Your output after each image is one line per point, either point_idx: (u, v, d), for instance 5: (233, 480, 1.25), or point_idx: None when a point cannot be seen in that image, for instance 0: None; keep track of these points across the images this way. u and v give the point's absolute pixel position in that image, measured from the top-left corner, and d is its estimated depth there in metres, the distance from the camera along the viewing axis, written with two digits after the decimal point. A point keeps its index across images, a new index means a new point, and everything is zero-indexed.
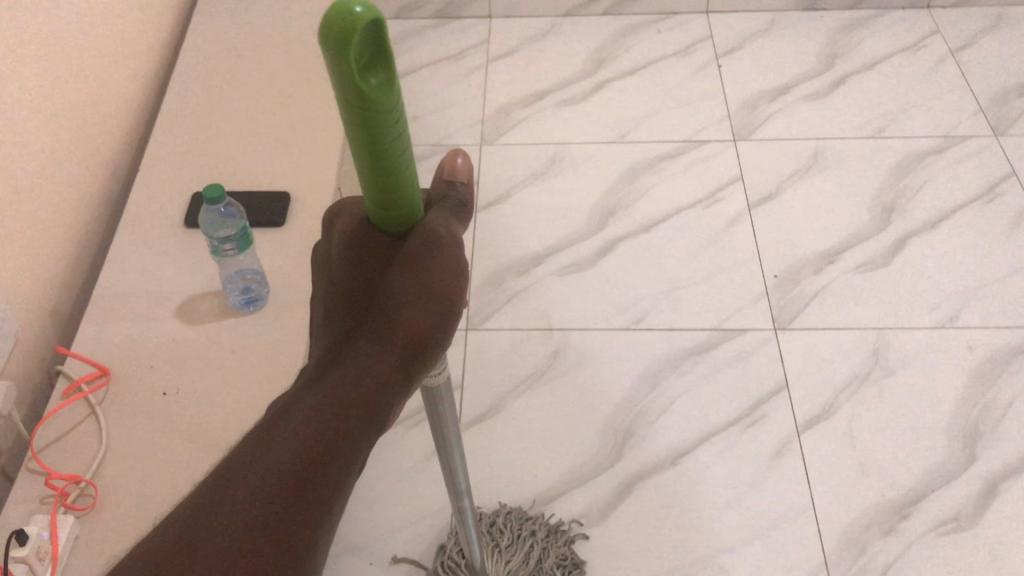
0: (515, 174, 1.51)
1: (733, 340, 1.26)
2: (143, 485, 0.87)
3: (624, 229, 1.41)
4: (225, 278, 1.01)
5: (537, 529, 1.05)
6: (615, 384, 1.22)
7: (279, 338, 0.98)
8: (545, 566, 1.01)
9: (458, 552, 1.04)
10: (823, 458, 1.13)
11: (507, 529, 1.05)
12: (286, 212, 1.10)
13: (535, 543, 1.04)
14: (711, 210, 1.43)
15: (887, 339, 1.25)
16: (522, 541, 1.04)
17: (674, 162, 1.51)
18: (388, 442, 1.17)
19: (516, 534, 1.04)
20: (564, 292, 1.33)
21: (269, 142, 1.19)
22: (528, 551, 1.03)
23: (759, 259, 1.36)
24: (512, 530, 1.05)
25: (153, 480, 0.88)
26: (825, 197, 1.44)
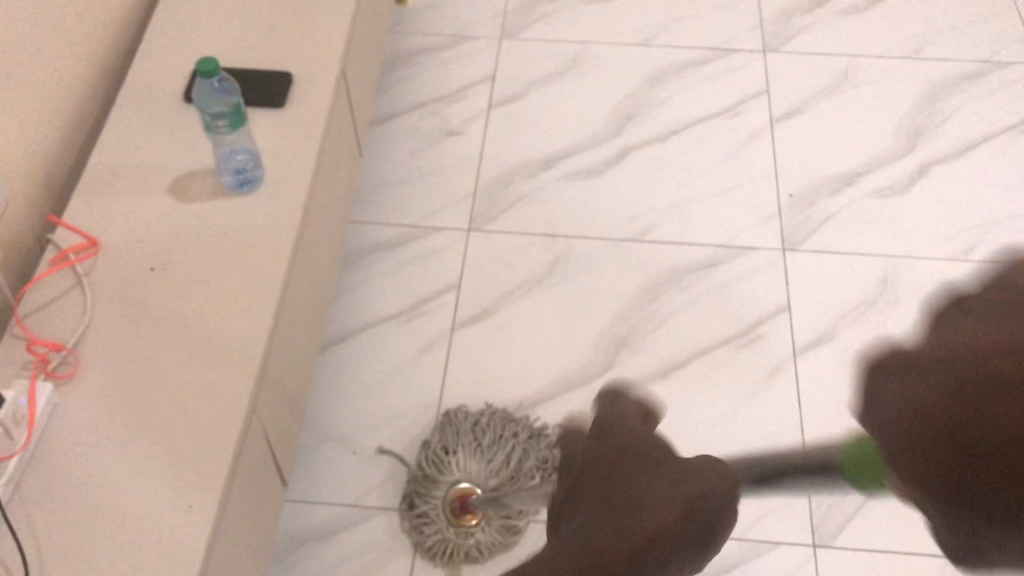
0: (532, 72, 1.46)
1: (738, 258, 1.23)
2: (125, 359, 0.87)
3: (640, 137, 1.37)
4: (220, 155, 0.99)
5: (518, 431, 1.03)
6: (614, 294, 1.20)
7: (271, 224, 0.97)
8: (525, 468, 0.99)
9: (440, 451, 1.02)
10: (815, 383, 1.11)
11: (489, 430, 1.03)
12: (287, 94, 1.07)
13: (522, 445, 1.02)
14: (730, 122, 1.39)
15: (897, 267, 1.22)
16: (504, 442, 1.02)
17: (698, 70, 1.46)
18: (381, 338, 1.17)
19: (498, 435, 1.02)
20: (570, 197, 1.30)
21: (277, 20, 1.15)
22: (509, 453, 1.01)
23: (774, 177, 1.32)
24: (494, 431, 1.03)
25: (136, 355, 0.88)
26: (850, 118, 1.39)
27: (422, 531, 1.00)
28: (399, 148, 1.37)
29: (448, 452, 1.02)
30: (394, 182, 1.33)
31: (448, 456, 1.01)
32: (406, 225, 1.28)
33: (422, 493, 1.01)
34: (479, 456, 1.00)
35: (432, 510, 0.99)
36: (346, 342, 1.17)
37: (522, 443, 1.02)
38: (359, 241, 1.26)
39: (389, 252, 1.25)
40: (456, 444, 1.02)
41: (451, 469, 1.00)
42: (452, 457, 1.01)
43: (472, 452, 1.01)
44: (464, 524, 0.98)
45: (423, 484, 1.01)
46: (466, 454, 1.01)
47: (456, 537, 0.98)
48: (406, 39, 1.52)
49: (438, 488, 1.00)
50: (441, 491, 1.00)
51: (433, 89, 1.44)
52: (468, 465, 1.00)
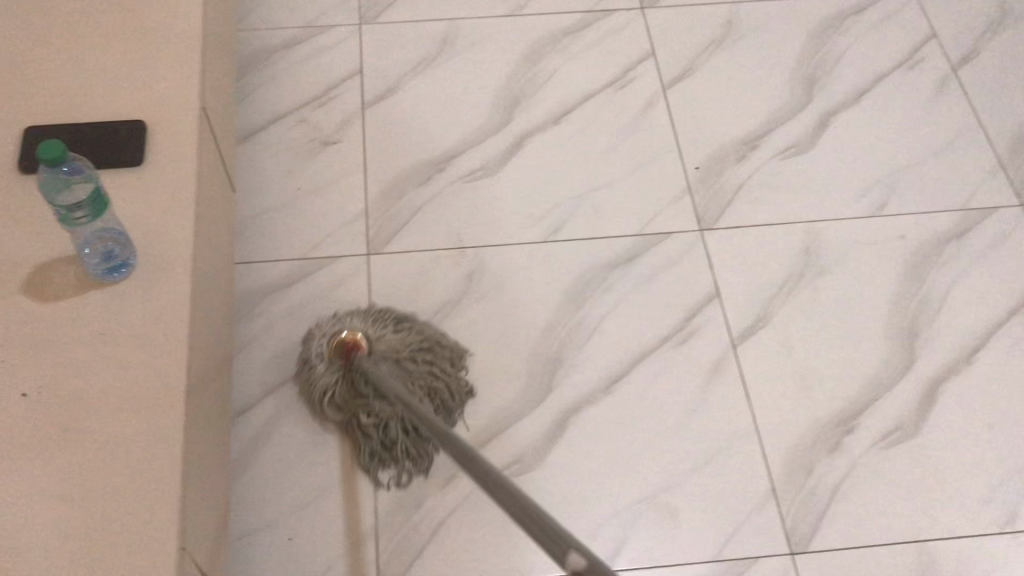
0: (402, 59, 1.33)
1: (658, 246, 1.17)
2: (14, 516, 0.73)
3: (531, 122, 1.27)
4: (78, 244, 0.82)
5: (436, 391, 1.01)
6: (538, 307, 1.11)
7: (156, 316, 0.83)
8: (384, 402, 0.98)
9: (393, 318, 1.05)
10: (761, 374, 1.07)
11: (427, 358, 1.02)
12: (143, 149, 0.92)
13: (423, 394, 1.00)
14: (622, 93, 1.31)
15: (818, 232, 1.18)
16: (416, 372, 1.01)
17: (579, 37, 1.36)
18: (294, 397, 1.05)
19: (423, 368, 1.01)
20: (470, 201, 1.20)
21: (113, 52, 0.98)
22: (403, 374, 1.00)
23: (679, 149, 1.25)
24: (427, 363, 1.02)
25: (28, 510, 0.74)
26: (742, 72, 1.33)
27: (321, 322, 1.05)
28: (272, 167, 1.22)
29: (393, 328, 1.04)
30: (274, 208, 1.18)
31: (387, 326, 1.03)
32: (298, 259, 1.15)
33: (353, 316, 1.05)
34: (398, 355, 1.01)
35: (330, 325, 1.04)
36: (254, 409, 1.04)
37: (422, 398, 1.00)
38: (248, 285, 1.12)
39: (285, 293, 1.12)
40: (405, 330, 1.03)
41: (379, 331, 1.03)
42: (389, 331, 1.03)
43: (403, 344, 1.02)
44: (330, 357, 1.02)
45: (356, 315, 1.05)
46: (398, 338, 1.02)
47: (313, 352, 1.02)
48: (252, 35, 1.34)
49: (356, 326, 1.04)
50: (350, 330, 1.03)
51: (296, 92, 1.29)
52: (388, 341, 1.02)
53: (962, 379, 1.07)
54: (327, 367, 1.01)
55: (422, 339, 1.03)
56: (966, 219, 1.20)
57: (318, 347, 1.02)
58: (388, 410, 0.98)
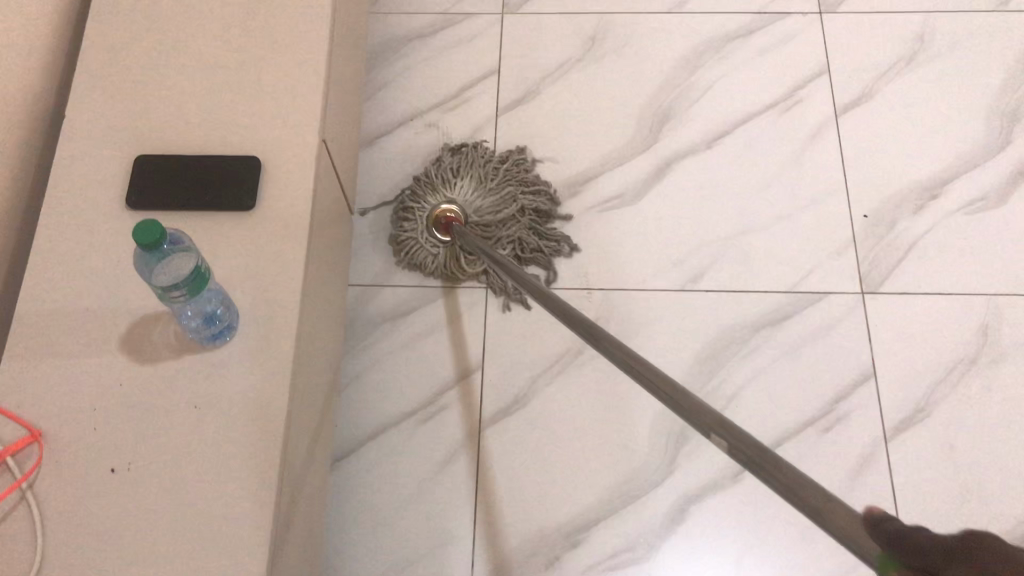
0: (544, 60, 1.21)
1: (810, 309, 1.04)
2: None
3: (681, 144, 1.15)
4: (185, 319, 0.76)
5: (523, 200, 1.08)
6: (668, 369, 1.01)
7: (254, 388, 0.78)
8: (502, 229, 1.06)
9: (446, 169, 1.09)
10: (916, 478, 0.95)
11: (498, 179, 1.08)
12: (256, 192, 0.85)
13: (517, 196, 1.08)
14: (788, 117, 1.16)
15: (1001, 309, 1.03)
16: (500, 195, 1.07)
17: (744, 45, 1.21)
18: (398, 445, 0.99)
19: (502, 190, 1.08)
20: (604, 234, 1.09)
21: (232, 76, 0.91)
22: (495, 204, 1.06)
23: (847, 193, 1.11)
24: (502, 182, 1.08)
25: None
26: (928, 102, 1.16)
27: (402, 227, 1.07)
28: (394, 179, 1.14)
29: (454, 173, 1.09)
30: None
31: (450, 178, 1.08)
32: (413, 286, 1.07)
33: (418, 195, 1.08)
34: (479, 190, 1.08)
35: (418, 211, 1.07)
36: (356, 454, 0.99)
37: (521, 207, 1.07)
38: (360, 312, 1.06)
39: (397, 326, 1.05)
40: (465, 168, 1.09)
41: (450, 187, 1.08)
42: (458, 180, 1.08)
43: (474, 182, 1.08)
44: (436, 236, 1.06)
45: (421, 189, 1.08)
46: (467, 183, 1.08)
47: (426, 246, 1.06)
48: (387, 23, 1.25)
49: (432, 198, 1.07)
50: (432, 204, 1.07)
51: (426, 93, 1.20)
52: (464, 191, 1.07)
53: None
54: (443, 245, 1.06)
55: (485, 166, 1.09)
56: None
57: (426, 238, 1.06)
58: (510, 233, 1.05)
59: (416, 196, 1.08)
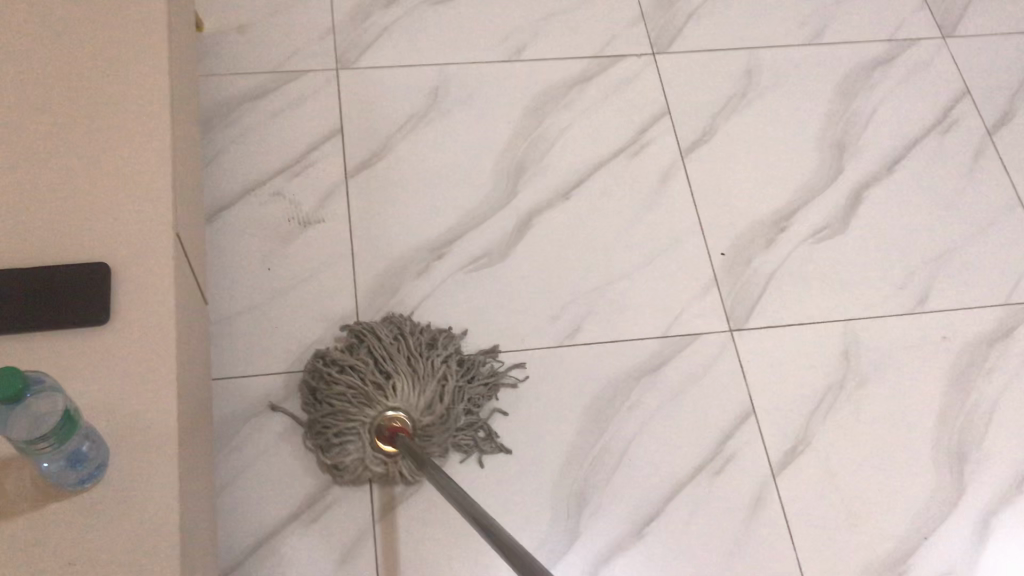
0: (388, 115, 1.16)
1: (686, 350, 1.05)
2: None
3: (539, 195, 1.13)
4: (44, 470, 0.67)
5: (462, 379, 0.95)
6: (558, 429, 0.99)
7: (138, 528, 0.69)
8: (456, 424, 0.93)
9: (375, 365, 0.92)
10: (804, 509, 0.98)
11: (434, 362, 0.93)
12: (109, 303, 0.76)
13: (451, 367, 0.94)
14: (637, 160, 1.17)
15: (857, 332, 1.08)
16: (443, 383, 0.92)
17: (586, 89, 1.21)
18: (286, 550, 0.91)
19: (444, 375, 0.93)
20: (475, 296, 1.06)
21: (63, 171, 0.81)
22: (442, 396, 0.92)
23: (704, 231, 1.13)
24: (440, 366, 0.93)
25: None
26: (764, 136, 1.21)
27: (339, 448, 0.91)
28: (245, 258, 1.05)
29: (389, 372, 0.91)
30: (250, 308, 1.03)
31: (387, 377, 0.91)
32: (279, 373, 1.00)
33: (351, 408, 0.90)
34: (420, 386, 0.91)
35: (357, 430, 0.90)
36: (241, 568, 0.90)
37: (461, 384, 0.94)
38: (226, 409, 0.97)
39: (267, 420, 0.97)
40: (398, 362, 0.92)
41: (389, 393, 0.90)
42: (396, 381, 0.90)
43: (415, 379, 0.91)
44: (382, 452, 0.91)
45: (352, 406, 0.90)
46: (409, 382, 0.91)
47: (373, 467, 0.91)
48: (212, 85, 1.16)
49: (369, 410, 0.90)
50: (371, 417, 0.90)
51: (266, 159, 1.12)
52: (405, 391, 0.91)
53: (1015, 511, 1.00)
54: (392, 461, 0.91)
55: (402, 351, 0.93)
56: (1008, 316, 1.11)
57: (372, 457, 0.90)
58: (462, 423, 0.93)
59: (348, 414, 0.91)
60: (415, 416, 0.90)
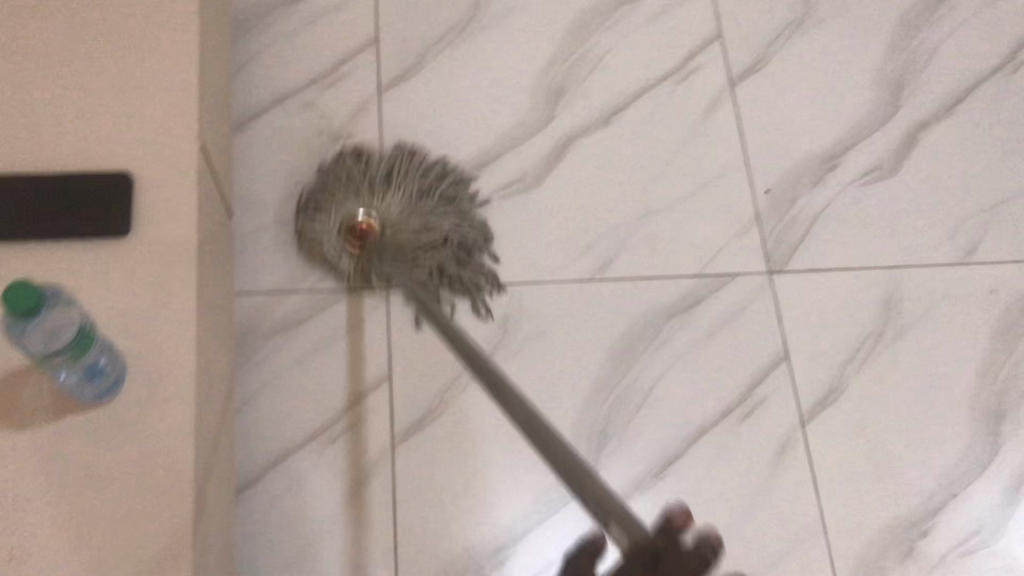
0: (426, 28, 1.11)
1: (721, 290, 1.02)
2: None
3: (578, 119, 1.09)
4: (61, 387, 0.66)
5: (455, 234, 0.97)
6: (585, 364, 0.97)
7: (154, 446, 0.68)
8: (421, 261, 0.95)
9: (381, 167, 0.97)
10: (831, 459, 0.96)
11: (432, 199, 0.98)
12: (131, 215, 0.74)
13: (445, 224, 0.96)
14: (684, 88, 1.12)
15: (901, 281, 1.04)
16: (431, 212, 0.97)
17: (635, 10, 1.16)
18: (305, 469, 0.91)
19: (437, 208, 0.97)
20: (506, 222, 1.03)
21: (87, 75, 0.78)
22: (420, 224, 0.95)
23: (748, 167, 1.08)
24: (436, 202, 0.98)
25: None
26: (819, 68, 1.15)
27: (311, 217, 0.97)
28: (273, 170, 1.03)
29: (390, 183, 0.97)
30: (277, 223, 1.01)
31: (382, 181, 0.96)
32: (304, 291, 0.98)
33: (340, 188, 0.97)
34: (408, 210, 0.96)
35: (333, 211, 0.95)
36: (259, 484, 0.90)
37: (447, 241, 0.96)
38: (249, 323, 0.96)
39: (290, 337, 0.96)
40: (403, 181, 0.97)
41: (378, 197, 0.96)
42: (389, 193, 0.96)
43: (406, 199, 0.96)
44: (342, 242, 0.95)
45: (342, 187, 0.97)
46: (400, 199, 0.96)
47: (327, 248, 0.96)
48: None
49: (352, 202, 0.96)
50: (349, 207, 0.95)
51: (299, 69, 1.08)
52: (390, 206, 0.96)
53: None
54: (346, 255, 0.95)
55: (416, 180, 0.97)
56: None
57: (330, 240, 0.95)
58: (426, 264, 0.95)
59: (334, 195, 0.96)
60: (386, 225, 0.95)
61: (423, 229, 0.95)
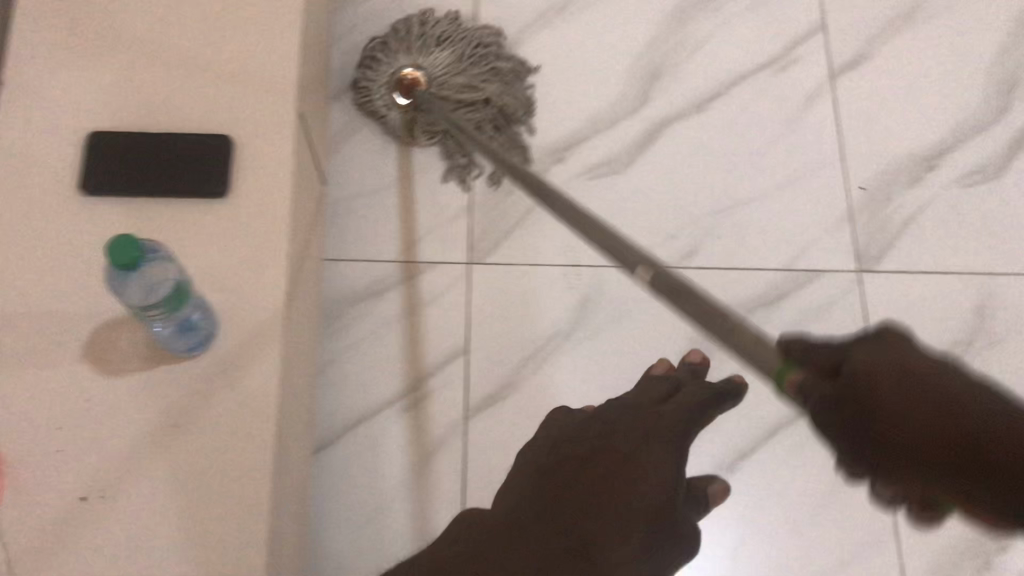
0: (525, 7, 1.12)
1: (807, 287, 1.00)
2: None
3: (672, 104, 1.08)
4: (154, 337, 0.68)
5: (498, 91, 1.03)
6: (662, 351, 0.97)
7: (239, 401, 0.70)
8: (467, 116, 1.02)
9: (430, 25, 1.02)
10: None
11: (478, 57, 1.02)
12: (229, 177, 0.76)
13: (490, 86, 1.02)
14: (782, 78, 1.10)
15: (998, 289, 1.01)
16: (477, 73, 1.02)
17: None
18: (380, 434, 0.93)
19: (482, 67, 1.02)
20: (592, 205, 1.03)
21: (195, 40, 0.81)
22: (466, 82, 1.01)
23: (844, 162, 1.06)
24: (482, 60, 1.03)
25: None
26: (926, 64, 1.11)
27: (363, 69, 1.02)
28: (366, 141, 1.05)
29: (438, 40, 1.01)
30: (367, 193, 1.03)
31: (431, 40, 1.01)
32: (389, 260, 1.00)
33: (391, 43, 1.01)
34: (453, 66, 1.01)
35: (384, 64, 1.01)
36: (335, 444, 0.93)
37: (491, 98, 1.02)
38: (335, 288, 0.98)
39: (373, 304, 0.98)
40: (450, 40, 1.01)
41: (426, 53, 1.01)
42: (437, 49, 1.01)
43: (455, 59, 1.01)
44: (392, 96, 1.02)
45: (393, 41, 1.01)
46: (446, 57, 1.01)
47: (378, 103, 1.02)
48: None
49: (402, 56, 1.01)
50: (400, 62, 1.01)
51: None
52: (437, 62, 1.01)
53: None
54: (396, 110, 1.02)
55: (464, 38, 1.02)
56: None
57: (381, 94, 1.01)
58: (471, 118, 1.02)
59: (386, 49, 1.01)
60: (434, 82, 1.01)
61: (466, 88, 1.01)
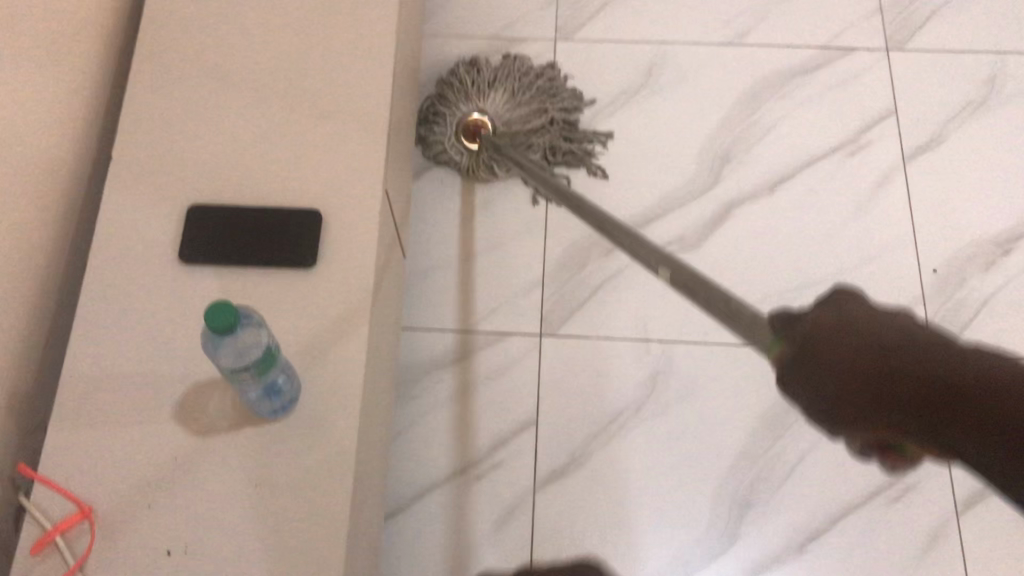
0: (599, 91, 1.16)
1: None
2: None
3: (743, 186, 1.10)
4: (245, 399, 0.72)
5: (556, 117, 1.10)
6: (731, 428, 0.97)
7: (318, 464, 0.73)
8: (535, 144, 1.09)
9: (480, 72, 1.10)
10: (987, 554, 0.92)
11: (529, 91, 1.10)
12: (317, 249, 0.80)
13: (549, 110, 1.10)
14: (853, 162, 1.11)
15: None
16: (533, 106, 1.09)
17: (809, 81, 1.16)
18: (449, 502, 0.95)
19: (535, 99, 1.10)
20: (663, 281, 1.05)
21: (290, 121, 0.86)
22: (526, 116, 1.09)
23: (916, 245, 1.06)
24: (534, 94, 1.10)
25: None
26: (999, 149, 1.12)
27: (430, 129, 1.09)
28: (444, 216, 1.09)
29: (490, 83, 1.09)
30: (443, 266, 1.06)
31: (485, 86, 1.09)
32: (463, 332, 1.03)
33: (449, 98, 1.09)
34: (510, 103, 1.09)
35: (449, 116, 1.08)
36: (405, 510, 0.95)
37: (552, 120, 1.10)
38: (410, 358, 1.02)
39: (446, 374, 1.01)
40: (500, 81, 1.09)
41: (483, 97, 1.08)
42: (492, 91, 1.09)
43: (510, 97, 1.09)
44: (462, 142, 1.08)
45: (452, 95, 1.09)
46: (502, 99, 1.09)
47: (451, 152, 1.08)
48: (435, 48, 1.20)
49: (462, 105, 1.08)
50: (463, 111, 1.08)
51: None
52: (495, 104, 1.08)
53: None
54: (468, 154, 1.08)
55: (512, 78, 1.10)
56: None
57: (451, 143, 1.08)
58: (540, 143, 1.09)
59: (447, 104, 1.09)
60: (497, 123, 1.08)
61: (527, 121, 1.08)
